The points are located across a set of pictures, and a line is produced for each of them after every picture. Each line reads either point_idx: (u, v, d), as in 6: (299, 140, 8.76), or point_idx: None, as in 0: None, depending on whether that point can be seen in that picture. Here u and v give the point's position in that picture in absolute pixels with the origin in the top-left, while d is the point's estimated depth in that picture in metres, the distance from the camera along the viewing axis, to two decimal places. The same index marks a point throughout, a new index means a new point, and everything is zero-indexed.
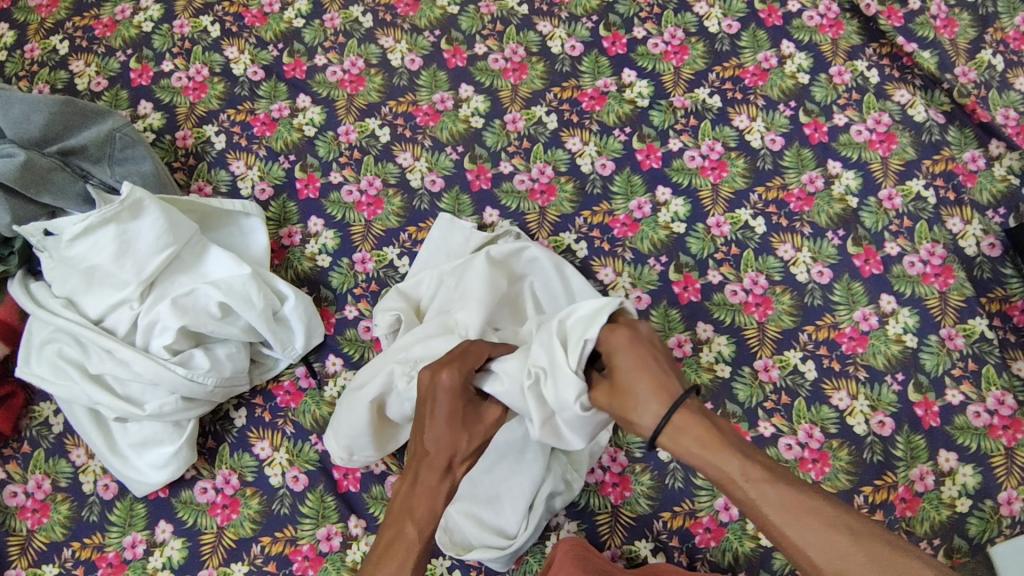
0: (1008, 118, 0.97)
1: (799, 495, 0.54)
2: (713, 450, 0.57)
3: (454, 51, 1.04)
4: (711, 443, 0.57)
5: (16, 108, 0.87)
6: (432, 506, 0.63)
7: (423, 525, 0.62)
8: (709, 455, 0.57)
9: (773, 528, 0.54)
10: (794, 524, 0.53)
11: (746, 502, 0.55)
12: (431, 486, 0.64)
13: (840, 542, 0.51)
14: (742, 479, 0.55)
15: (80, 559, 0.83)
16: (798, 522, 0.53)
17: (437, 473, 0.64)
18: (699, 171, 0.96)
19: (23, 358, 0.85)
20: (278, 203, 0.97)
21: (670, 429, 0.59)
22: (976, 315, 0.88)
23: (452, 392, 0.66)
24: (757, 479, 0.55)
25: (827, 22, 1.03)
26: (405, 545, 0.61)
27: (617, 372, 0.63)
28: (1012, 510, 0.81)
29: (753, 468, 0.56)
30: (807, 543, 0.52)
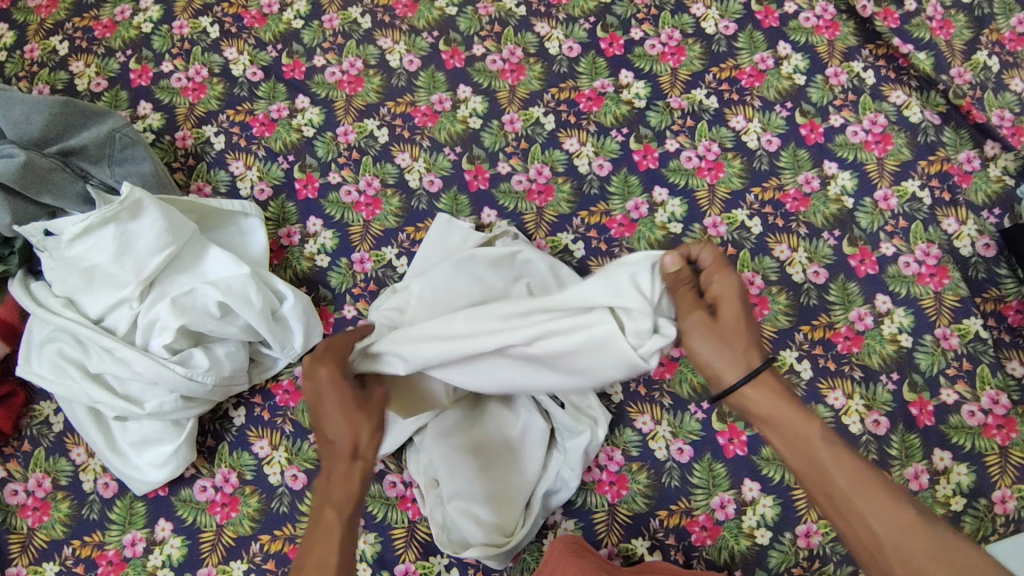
0: (1003, 119, 0.97)
1: (872, 473, 0.57)
2: (791, 417, 0.59)
3: (452, 52, 1.04)
4: (796, 411, 0.59)
5: (16, 108, 0.87)
6: (346, 492, 0.63)
7: (342, 509, 0.63)
8: (789, 419, 0.59)
9: (841, 498, 0.56)
10: (868, 500, 0.55)
11: (820, 470, 0.57)
12: (342, 475, 0.65)
13: (910, 527, 0.53)
14: (821, 443, 0.58)
15: (81, 557, 0.84)
16: (869, 497, 0.55)
17: (344, 461, 0.65)
18: (696, 172, 0.97)
19: (24, 357, 0.85)
20: (276, 204, 0.98)
21: (750, 390, 0.61)
22: (970, 315, 0.89)
23: (334, 382, 0.70)
24: (837, 451, 0.57)
25: (823, 23, 1.04)
26: (326, 534, 0.61)
27: (721, 312, 0.63)
28: (1006, 508, 0.82)
29: (832, 440, 0.58)
30: (877, 516, 0.54)
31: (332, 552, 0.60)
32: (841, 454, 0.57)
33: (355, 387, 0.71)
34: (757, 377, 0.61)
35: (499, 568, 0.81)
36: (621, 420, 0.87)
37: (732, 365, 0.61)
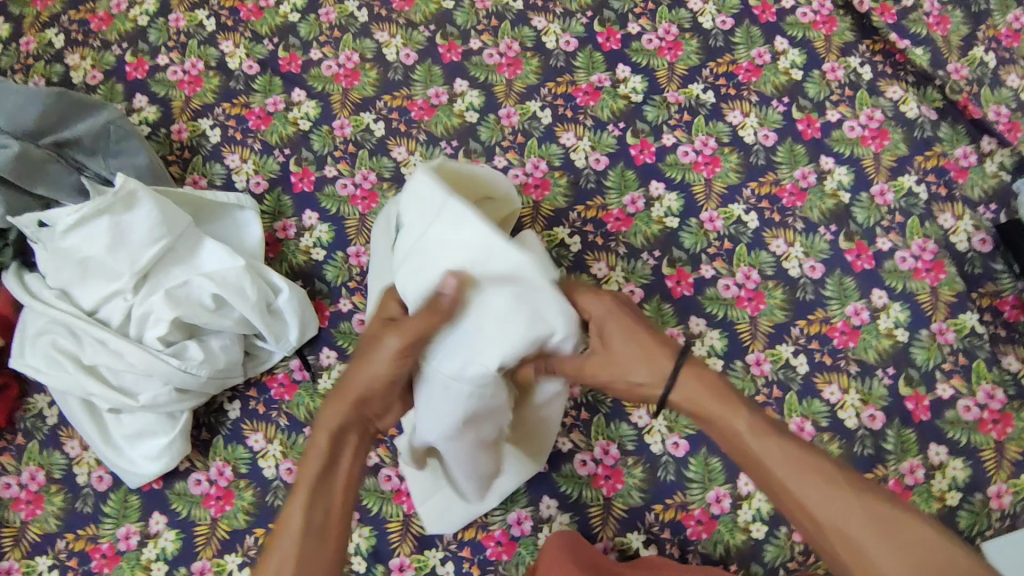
0: (1000, 114, 0.97)
1: (812, 456, 0.57)
2: (725, 407, 0.61)
3: (449, 46, 1.04)
4: (728, 404, 0.61)
5: (10, 99, 0.87)
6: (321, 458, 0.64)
7: (312, 465, 0.64)
8: (717, 408, 0.61)
9: (780, 488, 0.57)
10: (798, 480, 0.56)
11: (755, 461, 0.59)
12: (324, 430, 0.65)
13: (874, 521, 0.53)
14: (749, 433, 0.59)
15: (74, 551, 0.83)
16: (808, 474, 0.56)
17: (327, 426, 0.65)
18: (693, 166, 0.97)
19: (17, 349, 0.85)
20: (272, 196, 0.97)
21: (686, 380, 0.63)
22: (966, 310, 0.89)
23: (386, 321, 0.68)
24: (764, 433, 0.59)
25: (821, 18, 1.04)
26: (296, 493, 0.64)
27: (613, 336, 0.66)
28: (1001, 503, 0.82)
29: (759, 424, 0.60)
30: (812, 500, 0.55)
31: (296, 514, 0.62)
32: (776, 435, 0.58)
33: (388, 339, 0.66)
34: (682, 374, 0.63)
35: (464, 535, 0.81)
36: (616, 414, 0.86)
37: (649, 371, 0.65)
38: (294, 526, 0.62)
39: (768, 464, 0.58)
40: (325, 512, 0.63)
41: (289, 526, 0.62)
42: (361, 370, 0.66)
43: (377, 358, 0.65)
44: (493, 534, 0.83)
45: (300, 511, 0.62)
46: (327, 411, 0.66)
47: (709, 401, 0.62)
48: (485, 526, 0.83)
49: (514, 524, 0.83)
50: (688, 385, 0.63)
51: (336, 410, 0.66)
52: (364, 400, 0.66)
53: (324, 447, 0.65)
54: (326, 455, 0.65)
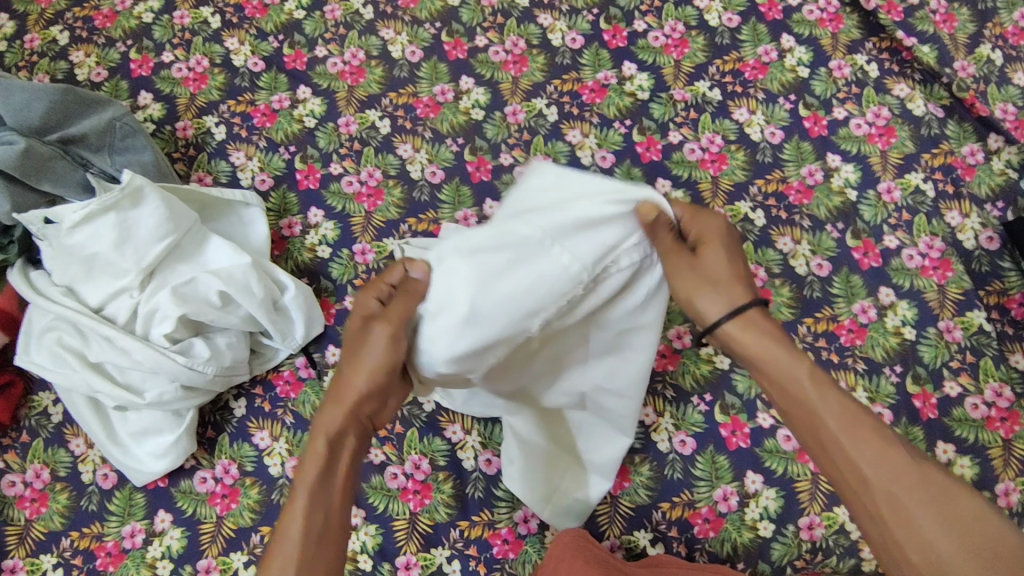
0: (1007, 113, 0.97)
1: (867, 418, 0.55)
2: (792, 356, 0.59)
3: (455, 43, 1.04)
4: (788, 350, 0.60)
5: (16, 95, 0.86)
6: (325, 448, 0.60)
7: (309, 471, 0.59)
8: (781, 356, 0.60)
9: (826, 438, 0.56)
10: (852, 435, 0.54)
11: (810, 412, 0.57)
12: (328, 424, 0.61)
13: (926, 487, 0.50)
14: (809, 384, 0.57)
15: (79, 549, 0.83)
16: (856, 430, 0.54)
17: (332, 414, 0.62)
18: (700, 164, 0.96)
19: (23, 346, 0.85)
20: (278, 194, 0.97)
21: (744, 326, 0.62)
22: (973, 308, 0.89)
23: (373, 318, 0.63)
24: (823, 386, 0.57)
25: (827, 16, 1.03)
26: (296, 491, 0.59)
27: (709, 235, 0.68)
28: (1010, 501, 0.81)
29: (818, 376, 0.58)
30: (860, 455, 0.53)
31: (297, 515, 0.58)
32: (831, 390, 0.57)
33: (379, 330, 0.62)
34: (741, 314, 0.62)
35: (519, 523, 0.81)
36: None
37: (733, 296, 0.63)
38: (295, 527, 0.57)
39: (823, 416, 0.56)
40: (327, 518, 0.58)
41: (289, 538, 0.57)
42: (357, 367, 0.62)
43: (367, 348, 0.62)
44: (499, 532, 0.82)
45: (298, 526, 0.57)
46: (329, 414, 0.62)
47: (774, 349, 0.60)
48: (491, 524, 0.83)
49: (521, 522, 0.83)
50: (754, 326, 0.62)
51: (336, 413, 0.62)
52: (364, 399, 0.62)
53: (322, 454, 0.60)
54: (324, 459, 0.60)
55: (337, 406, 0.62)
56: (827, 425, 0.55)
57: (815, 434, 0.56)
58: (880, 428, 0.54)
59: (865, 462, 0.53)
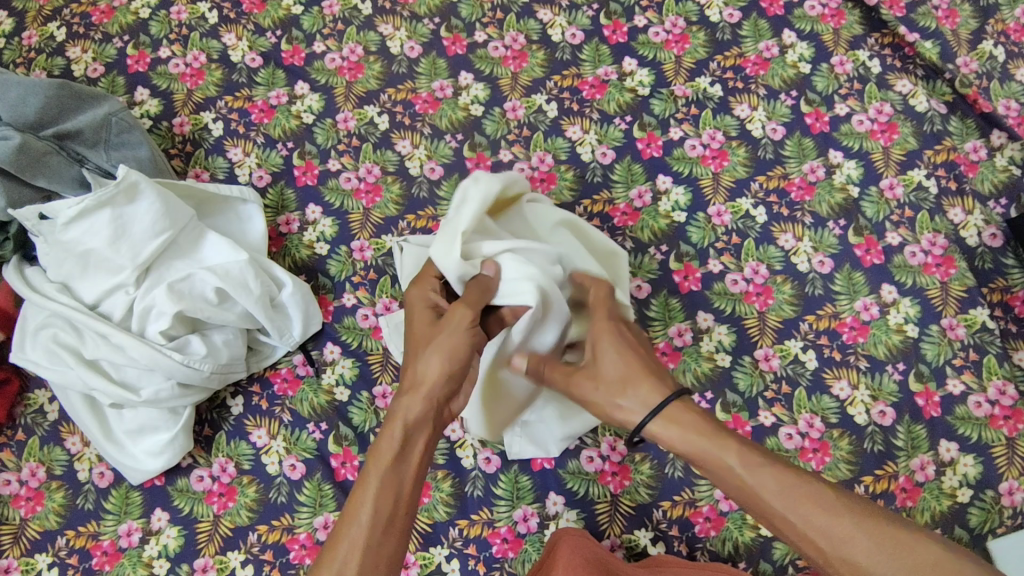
0: (1010, 109, 0.96)
1: (813, 488, 0.54)
2: (714, 446, 0.59)
3: (454, 38, 1.03)
4: (711, 432, 0.59)
5: (11, 91, 0.86)
6: (392, 435, 0.62)
7: (382, 453, 0.61)
8: (707, 449, 0.59)
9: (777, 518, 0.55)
10: (797, 511, 0.54)
11: (749, 492, 0.56)
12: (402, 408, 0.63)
13: (876, 541, 0.51)
14: (740, 467, 0.57)
15: (75, 548, 0.82)
16: (804, 507, 0.53)
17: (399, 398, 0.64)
18: (700, 160, 0.96)
19: (17, 343, 0.84)
20: (275, 190, 0.96)
21: (666, 420, 0.61)
22: (977, 305, 0.88)
23: (420, 298, 0.72)
24: (757, 466, 0.56)
25: (829, 11, 1.03)
26: (361, 485, 0.60)
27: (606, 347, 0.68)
28: (1013, 500, 0.81)
29: (749, 454, 0.57)
30: (813, 530, 0.53)
31: (366, 500, 0.59)
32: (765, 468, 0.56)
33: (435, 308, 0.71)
34: (662, 414, 0.62)
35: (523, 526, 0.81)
36: None
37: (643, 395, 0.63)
38: (364, 513, 0.58)
39: (762, 495, 0.55)
40: (394, 500, 0.59)
41: (356, 525, 0.57)
42: (435, 351, 0.65)
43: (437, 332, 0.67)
44: (498, 531, 0.82)
45: (369, 503, 0.58)
46: (406, 398, 0.64)
47: (696, 442, 0.59)
48: (490, 523, 0.82)
49: (520, 521, 0.82)
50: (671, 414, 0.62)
51: (411, 398, 0.64)
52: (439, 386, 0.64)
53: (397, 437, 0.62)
54: (396, 447, 0.61)
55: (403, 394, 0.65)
56: (770, 504, 0.55)
57: (763, 515, 0.56)
58: (831, 498, 0.53)
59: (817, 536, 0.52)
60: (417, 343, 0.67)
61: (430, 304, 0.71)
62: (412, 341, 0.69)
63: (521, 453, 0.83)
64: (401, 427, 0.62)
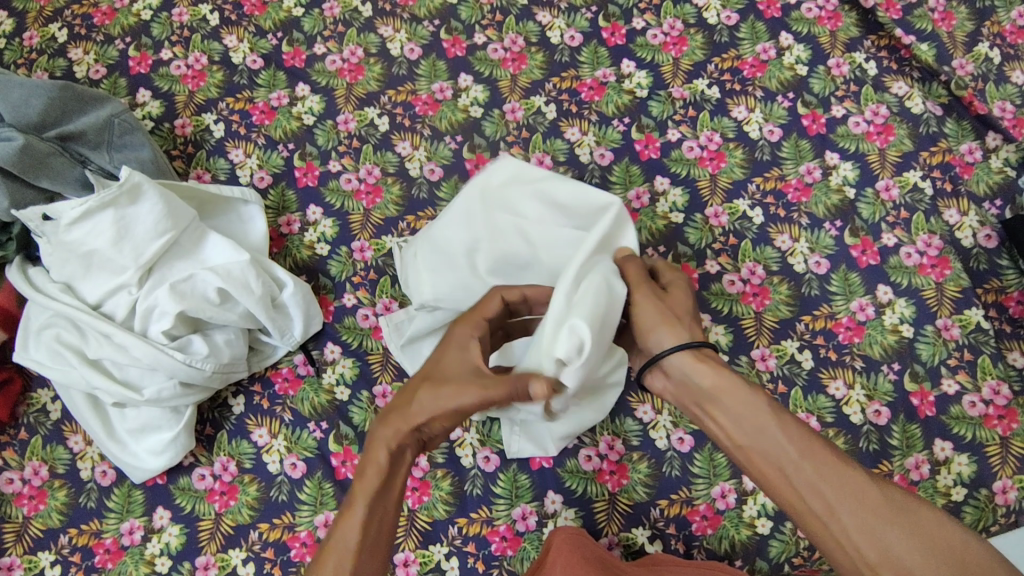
0: (1005, 111, 0.97)
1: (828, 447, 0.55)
2: (742, 393, 0.58)
3: (454, 40, 1.04)
4: (738, 381, 0.59)
5: (15, 92, 0.87)
6: (379, 463, 0.61)
7: (367, 485, 0.60)
8: (735, 394, 0.58)
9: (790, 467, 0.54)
10: (816, 463, 0.54)
11: (769, 440, 0.56)
12: (387, 436, 0.63)
13: (886, 502, 0.52)
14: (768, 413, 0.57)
15: (77, 546, 0.83)
16: (822, 460, 0.54)
17: (391, 426, 0.63)
18: (698, 162, 0.97)
19: (21, 343, 0.84)
20: (276, 191, 0.97)
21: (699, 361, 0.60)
22: (972, 306, 0.89)
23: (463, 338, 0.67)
24: (782, 415, 0.57)
25: (826, 14, 1.04)
26: (348, 511, 0.59)
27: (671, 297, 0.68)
28: (1007, 499, 0.82)
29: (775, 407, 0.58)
30: (825, 482, 0.53)
31: (353, 529, 0.58)
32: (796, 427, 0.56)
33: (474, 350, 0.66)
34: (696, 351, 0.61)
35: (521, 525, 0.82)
36: (621, 410, 0.86)
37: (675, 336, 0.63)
38: (349, 541, 0.57)
39: (784, 443, 0.55)
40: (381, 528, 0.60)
41: (342, 549, 0.57)
42: (425, 383, 0.64)
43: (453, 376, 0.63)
44: (498, 529, 0.82)
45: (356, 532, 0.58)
46: (389, 427, 0.63)
47: (724, 385, 0.59)
48: (489, 521, 0.83)
49: (519, 519, 0.83)
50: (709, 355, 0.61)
51: (395, 428, 0.63)
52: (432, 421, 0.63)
53: (382, 468, 0.61)
54: (383, 478, 0.60)
55: (390, 423, 0.63)
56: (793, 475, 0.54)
57: (778, 464, 0.55)
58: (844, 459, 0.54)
59: (839, 498, 0.52)
60: (426, 379, 0.64)
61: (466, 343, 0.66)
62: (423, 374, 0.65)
63: (521, 452, 0.84)
64: (388, 454, 0.62)
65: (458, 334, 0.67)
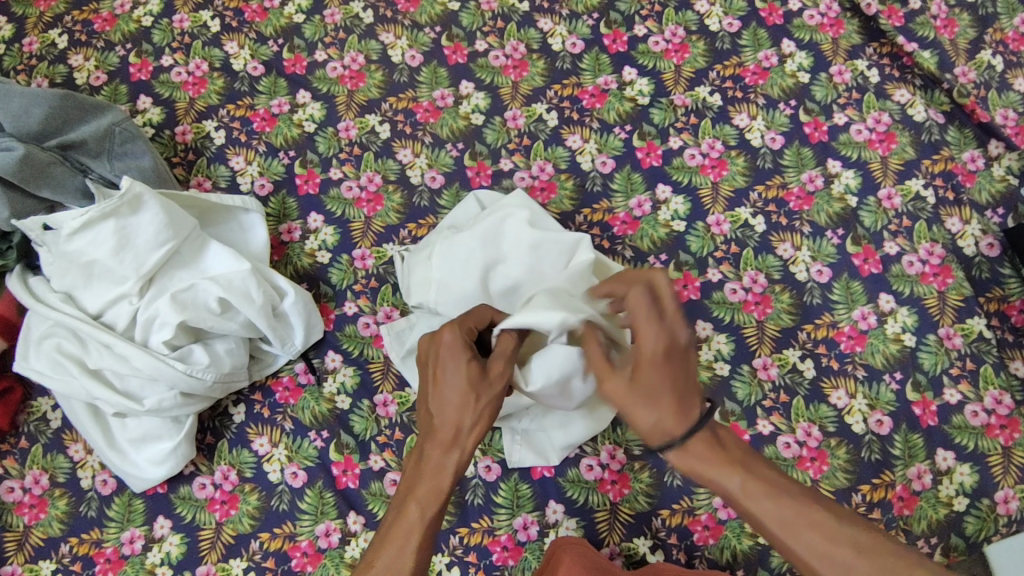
0: (1007, 119, 0.97)
1: (805, 509, 0.55)
2: (716, 471, 0.58)
3: (455, 47, 1.03)
4: (717, 459, 0.58)
5: (15, 101, 0.86)
6: (436, 487, 0.62)
7: (426, 504, 0.62)
8: (712, 474, 0.58)
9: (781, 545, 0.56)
10: (797, 539, 0.55)
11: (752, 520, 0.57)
12: (437, 460, 0.63)
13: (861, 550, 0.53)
14: (743, 495, 0.57)
15: (78, 555, 0.83)
16: (804, 532, 0.54)
17: (441, 447, 0.64)
18: (700, 170, 0.96)
19: (21, 353, 0.84)
20: (277, 199, 0.97)
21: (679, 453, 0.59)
22: (974, 315, 0.89)
23: (454, 347, 0.67)
24: (757, 495, 0.57)
25: (828, 21, 1.03)
26: (403, 535, 0.60)
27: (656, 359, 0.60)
28: (1009, 509, 0.81)
29: (752, 483, 0.57)
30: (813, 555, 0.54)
31: (407, 553, 0.59)
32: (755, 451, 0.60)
33: (471, 359, 0.66)
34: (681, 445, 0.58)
35: (523, 536, 0.82)
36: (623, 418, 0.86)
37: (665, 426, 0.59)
38: (404, 563, 0.59)
39: (766, 523, 0.56)
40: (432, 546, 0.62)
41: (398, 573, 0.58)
42: (466, 399, 0.64)
43: (486, 390, 0.65)
44: (499, 539, 0.82)
45: (410, 555, 0.59)
46: (439, 450, 0.64)
47: (703, 470, 0.58)
48: (491, 531, 0.82)
49: (520, 529, 0.83)
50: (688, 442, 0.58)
51: (448, 452, 0.64)
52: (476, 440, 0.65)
53: (440, 489, 0.63)
54: (441, 499, 0.62)
55: (440, 444, 0.64)
56: (773, 534, 0.56)
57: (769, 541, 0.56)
58: (825, 523, 0.54)
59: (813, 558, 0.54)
60: (459, 396, 0.65)
61: (467, 348, 0.67)
62: (444, 389, 0.66)
63: (522, 462, 0.84)
64: (446, 479, 0.63)
65: (449, 340, 0.67)
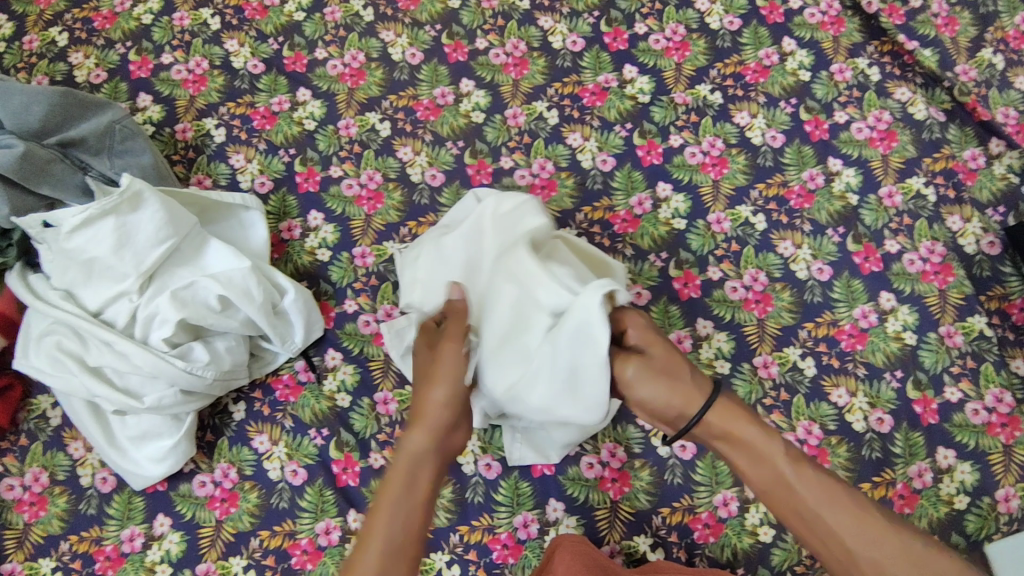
0: (1008, 117, 0.97)
1: (835, 485, 0.65)
2: (760, 436, 0.68)
3: (455, 45, 1.03)
4: (755, 432, 0.68)
5: (16, 98, 0.85)
6: (399, 467, 0.68)
7: (397, 486, 0.68)
8: (751, 436, 0.68)
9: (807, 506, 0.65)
10: (827, 504, 0.64)
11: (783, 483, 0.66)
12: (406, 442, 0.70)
13: (875, 529, 0.62)
14: (782, 459, 0.66)
15: (78, 553, 0.83)
16: (833, 499, 0.64)
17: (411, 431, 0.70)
18: (700, 168, 0.96)
19: (21, 351, 0.84)
20: (278, 197, 0.97)
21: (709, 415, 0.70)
22: (975, 313, 0.89)
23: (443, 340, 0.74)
24: (798, 463, 0.66)
25: (828, 19, 1.03)
26: (374, 513, 0.67)
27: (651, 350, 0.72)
28: (1010, 507, 0.81)
29: (790, 451, 0.67)
30: (840, 521, 0.63)
31: (379, 526, 0.65)
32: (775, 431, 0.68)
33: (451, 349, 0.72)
34: (715, 407, 0.70)
35: (522, 533, 0.82)
36: (624, 417, 0.86)
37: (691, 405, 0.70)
38: (374, 536, 0.65)
39: (795, 486, 0.65)
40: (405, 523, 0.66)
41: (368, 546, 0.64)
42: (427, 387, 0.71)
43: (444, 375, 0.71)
44: (499, 537, 0.82)
45: (379, 528, 0.65)
46: (408, 434, 0.70)
47: (736, 429, 0.69)
48: (491, 529, 0.82)
49: (520, 527, 0.82)
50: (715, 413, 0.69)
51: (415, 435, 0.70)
52: (440, 416, 0.70)
53: (406, 468, 0.69)
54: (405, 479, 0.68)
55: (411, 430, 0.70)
56: (802, 496, 0.65)
57: (794, 505, 0.65)
58: (852, 498, 0.64)
59: (836, 520, 0.63)
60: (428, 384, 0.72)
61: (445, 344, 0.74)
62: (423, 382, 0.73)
63: (522, 460, 0.83)
64: (410, 458, 0.69)
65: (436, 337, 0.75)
